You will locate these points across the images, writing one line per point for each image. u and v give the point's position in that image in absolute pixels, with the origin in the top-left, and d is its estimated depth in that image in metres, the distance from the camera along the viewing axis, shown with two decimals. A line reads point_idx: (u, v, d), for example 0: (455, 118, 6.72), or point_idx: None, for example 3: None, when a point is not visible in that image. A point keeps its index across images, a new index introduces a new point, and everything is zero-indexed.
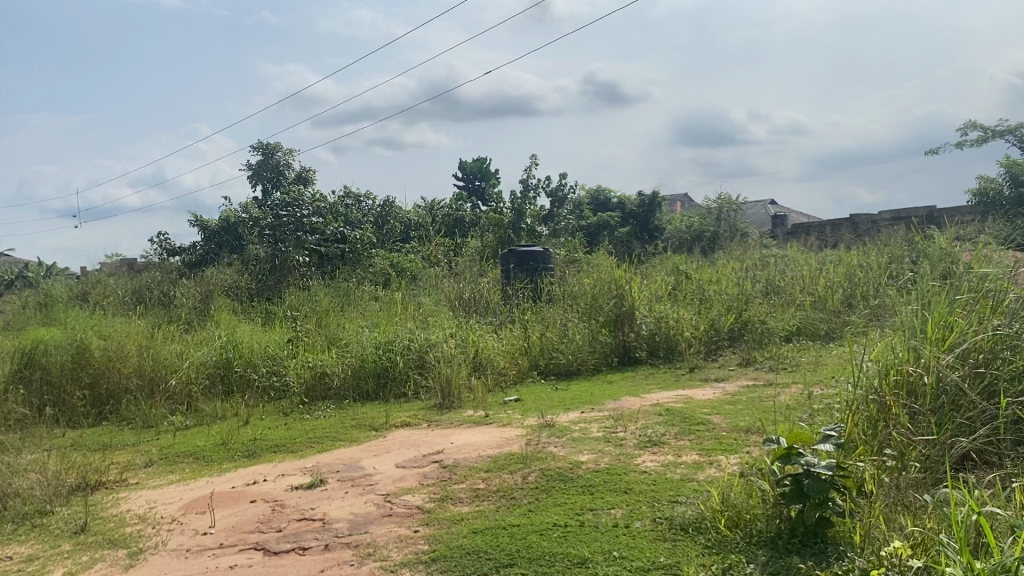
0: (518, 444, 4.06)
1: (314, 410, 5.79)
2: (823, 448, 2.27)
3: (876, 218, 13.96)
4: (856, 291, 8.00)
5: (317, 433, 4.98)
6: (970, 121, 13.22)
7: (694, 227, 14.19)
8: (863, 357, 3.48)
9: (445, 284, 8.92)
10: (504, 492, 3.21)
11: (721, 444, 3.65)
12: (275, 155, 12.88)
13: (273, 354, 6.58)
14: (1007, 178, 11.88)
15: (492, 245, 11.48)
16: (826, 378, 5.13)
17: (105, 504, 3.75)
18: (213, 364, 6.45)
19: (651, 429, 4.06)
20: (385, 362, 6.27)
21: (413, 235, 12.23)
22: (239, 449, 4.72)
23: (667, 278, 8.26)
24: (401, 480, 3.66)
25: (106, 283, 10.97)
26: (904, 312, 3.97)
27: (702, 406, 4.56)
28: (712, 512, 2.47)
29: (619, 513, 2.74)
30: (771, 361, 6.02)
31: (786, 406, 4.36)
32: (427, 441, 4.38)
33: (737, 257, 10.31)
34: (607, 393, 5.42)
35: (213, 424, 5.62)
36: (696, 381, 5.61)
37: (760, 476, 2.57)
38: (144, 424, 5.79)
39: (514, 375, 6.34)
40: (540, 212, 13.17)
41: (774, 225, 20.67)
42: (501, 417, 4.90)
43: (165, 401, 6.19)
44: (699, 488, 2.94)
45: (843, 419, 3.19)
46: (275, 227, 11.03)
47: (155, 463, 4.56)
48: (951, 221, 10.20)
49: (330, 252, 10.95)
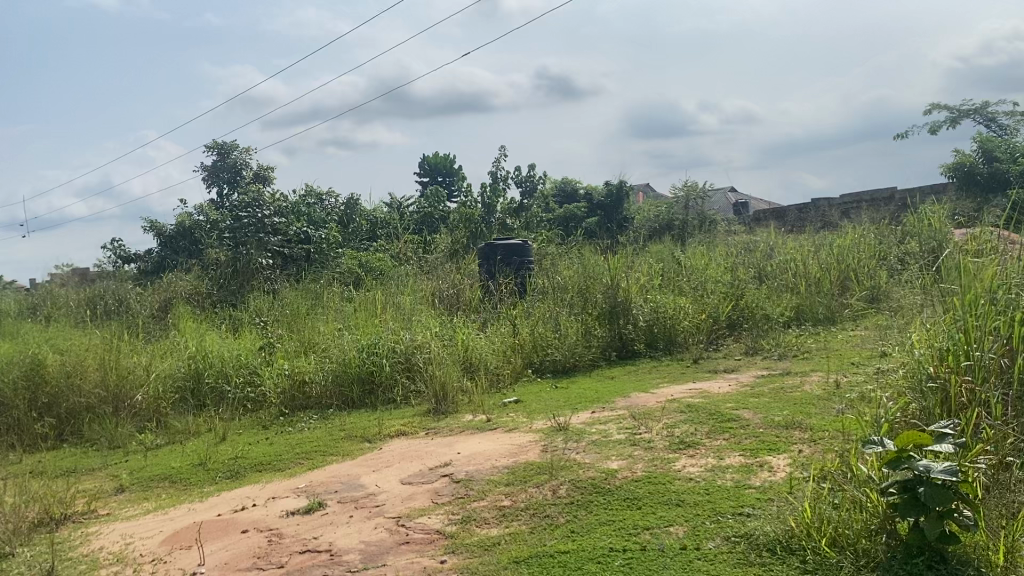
0: (534, 451, 3.68)
1: (296, 422, 5.35)
2: (942, 448, 1.93)
3: (846, 199, 13.91)
4: (850, 274, 7.78)
5: (304, 448, 4.54)
6: (934, 102, 13.23)
7: (663, 217, 13.88)
8: (931, 340, 3.32)
9: (420, 283, 8.49)
10: (535, 510, 2.84)
11: (763, 442, 3.32)
12: (232, 155, 12.32)
13: (246, 362, 6.14)
14: (979, 153, 11.97)
15: (464, 240, 11.08)
16: (847, 366, 4.84)
17: (75, 541, 3.31)
18: (183, 377, 6.01)
19: (679, 429, 3.70)
20: (369, 367, 5.84)
21: (380, 233, 11.73)
22: (219, 469, 4.27)
23: (655, 266, 7.95)
24: (411, 499, 3.25)
25: (57, 294, 10.34)
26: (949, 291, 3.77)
27: (725, 400, 4.22)
28: (804, 528, 2.13)
29: (680, 532, 2.39)
30: (781, 348, 5.73)
31: (819, 398, 4.03)
32: (429, 452, 3.99)
33: (715, 243, 10.07)
34: (613, 390, 5.07)
35: (186, 441, 5.16)
36: (705, 373, 5.30)
37: (852, 482, 2.24)
38: (110, 445, 5.31)
39: (509, 374, 5.95)
40: (511, 205, 12.82)
41: (736, 213, 20.52)
42: (505, 421, 4.53)
43: (132, 419, 5.71)
44: (764, 498, 2.60)
45: (920, 412, 3.03)
46: (235, 229, 10.29)
47: (127, 490, 4.10)
48: (901, 137, 13.94)
49: (294, 253, 10.44)
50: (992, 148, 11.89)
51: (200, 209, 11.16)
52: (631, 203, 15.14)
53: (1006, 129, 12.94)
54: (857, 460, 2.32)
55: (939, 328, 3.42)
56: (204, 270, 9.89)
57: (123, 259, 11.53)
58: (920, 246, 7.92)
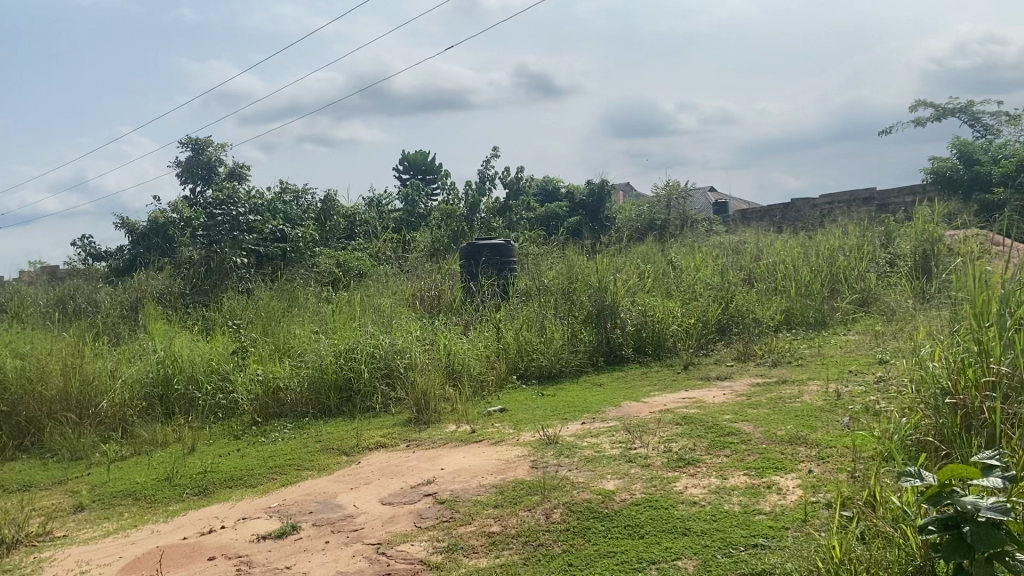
0: (523, 467, 3.46)
1: (270, 432, 5.09)
2: (990, 482, 1.74)
3: (830, 198, 13.79)
4: (840, 277, 7.62)
5: (277, 461, 4.28)
6: (920, 102, 13.16)
7: (645, 216, 13.69)
8: (946, 352, 3.13)
9: (399, 284, 8.24)
10: (528, 537, 2.62)
11: (768, 460, 3.12)
12: (206, 151, 12.00)
13: (218, 368, 5.86)
14: (960, 157, 11.92)
15: (444, 240, 10.85)
16: (846, 373, 4.65)
17: (26, 569, 3.04)
18: (151, 384, 5.73)
19: (676, 443, 3.49)
20: (347, 373, 5.60)
21: (359, 232, 11.45)
22: (188, 485, 4.01)
23: (642, 268, 7.75)
24: (392, 522, 3.02)
25: (23, 293, 9.98)
26: (963, 301, 3.58)
27: (722, 412, 4.02)
28: (832, 564, 1.91)
29: (691, 569, 2.19)
30: (774, 354, 5.53)
31: (821, 410, 3.84)
32: (411, 467, 3.75)
33: (701, 244, 9.90)
34: (601, 398, 4.85)
35: (153, 452, 4.90)
36: (697, 380, 5.10)
37: (884, 518, 2.02)
38: (72, 457, 5.03)
39: (494, 380, 5.73)
40: (495, 204, 12.58)
41: (718, 213, 20.36)
42: (491, 432, 4.31)
43: (96, 428, 5.43)
44: (778, 526, 2.39)
45: (939, 431, 2.83)
46: (209, 227, 10.14)
47: (87, 508, 3.84)
48: (885, 134, 13.85)
49: (269, 252, 10.08)
50: (969, 150, 11.83)
51: (173, 206, 10.83)
52: (613, 202, 14.95)
53: (989, 130, 12.90)
54: (886, 495, 2.11)
55: (955, 340, 3.23)
56: (176, 269, 9.58)
57: (93, 257, 11.19)
58: (909, 248, 7.77)
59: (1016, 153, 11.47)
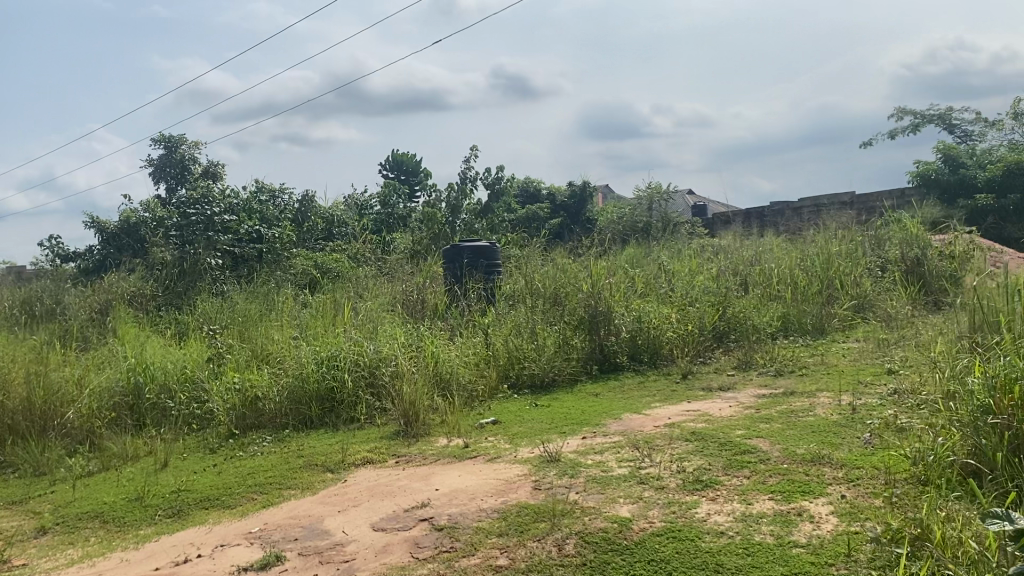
0: (524, 489, 3.20)
1: (248, 445, 4.80)
2: None
3: (815, 200, 13.67)
4: (835, 281, 7.44)
5: (258, 479, 4.00)
6: (902, 107, 13.10)
7: (626, 219, 13.39)
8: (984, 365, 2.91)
9: (382, 287, 7.97)
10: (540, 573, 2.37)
11: (793, 482, 2.89)
12: (179, 150, 11.64)
13: (192, 376, 5.57)
14: (944, 160, 11.82)
15: (426, 242, 10.56)
16: (857, 384, 4.44)
17: None
18: (121, 392, 5.43)
19: (690, 463, 3.26)
20: (329, 383, 5.31)
21: (337, 233, 11.13)
22: (159, 506, 3.71)
23: (632, 272, 7.54)
24: (386, 552, 2.75)
25: None
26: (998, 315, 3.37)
27: (734, 426, 3.79)
28: None
29: None
30: (777, 363, 5.33)
31: (840, 425, 3.61)
32: (403, 488, 3.48)
33: (688, 247, 9.72)
34: (600, 410, 4.60)
35: (122, 467, 4.59)
36: (698, 390, 4.87)
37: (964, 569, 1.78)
38: (35, 472, 4.71)
39: (483, 389, 5.48)
40: (477, 206, 12.31)
41: (696, 216, 20.21)
42: (486, 446, 4.06)
43: (62, 440, 5.11)
44: (821, 562, 2.17)
45: (984, 453, 2.61)
46: (182, 227, 9.70)
47: (50, 532, 3.53)
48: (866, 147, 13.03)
49: (245, 253, 9.74)
50: (955, 155, 11.74)
51: (145, 205, 10.45)
52: (596, 204, 14.75)
53: (969, 136, 12.89)
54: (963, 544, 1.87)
55: (991, 353, 3.02)
56: (147, 270, 9.23)
57: (61, 258, 10.79)
58: (901, 252, 7.63)
59: (1001, 158, 11.41)
